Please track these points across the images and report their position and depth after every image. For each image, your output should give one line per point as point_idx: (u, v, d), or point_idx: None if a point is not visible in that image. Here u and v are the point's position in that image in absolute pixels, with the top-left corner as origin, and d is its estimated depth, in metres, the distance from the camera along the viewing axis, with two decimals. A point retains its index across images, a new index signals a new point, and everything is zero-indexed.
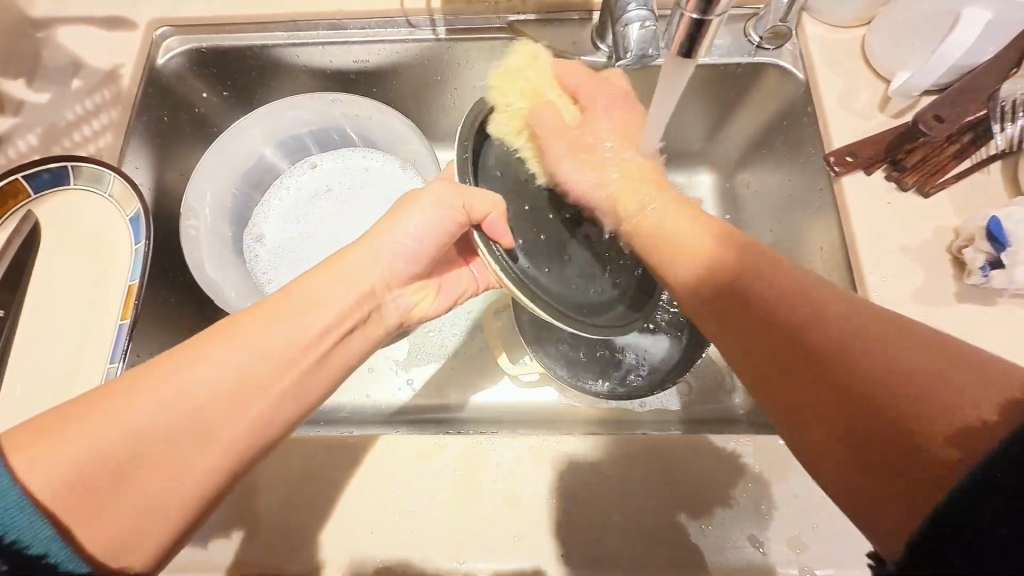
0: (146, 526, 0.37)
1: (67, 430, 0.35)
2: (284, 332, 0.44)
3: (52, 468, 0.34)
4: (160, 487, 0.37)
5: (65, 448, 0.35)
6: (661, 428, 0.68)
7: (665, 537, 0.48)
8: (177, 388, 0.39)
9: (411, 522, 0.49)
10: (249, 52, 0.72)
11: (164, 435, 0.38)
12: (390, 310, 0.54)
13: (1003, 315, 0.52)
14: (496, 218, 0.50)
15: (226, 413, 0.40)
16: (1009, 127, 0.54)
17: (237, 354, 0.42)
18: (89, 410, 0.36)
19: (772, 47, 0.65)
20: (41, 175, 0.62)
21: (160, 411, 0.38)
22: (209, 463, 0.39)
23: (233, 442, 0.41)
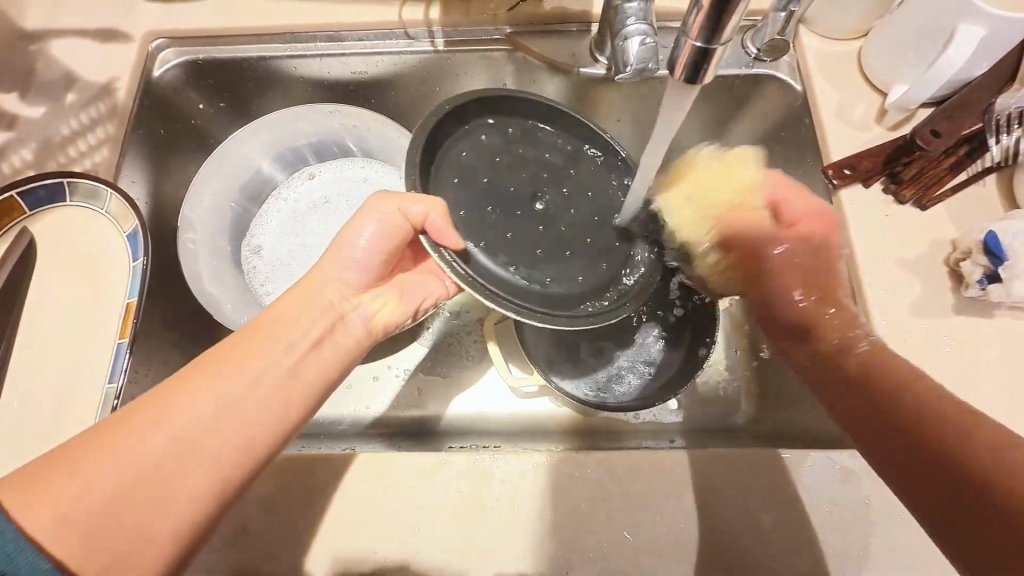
0: (145, 549, 0.37)
1: (63, 475, 0.36)
2: (273, 354, 0.46)
3: (48, 509, 0.35)
4: (156, 518, 0.38)
5: (58, 492, 0.36)
6: (657, 438, 0.68)
7: (668, 551, 0.48)
8: (168, 427, 0.40)
9: (414, 540, 0.49)
10: (246, 64, 0.71)
11: (154, 468, 0.38)
12: (357, 319, 0.54)
13: (1000, 328, 0.53)
14: (437, 218, 0.49)
15: (220, 435, 0.41)
16: (1004, 138, 0.54)
17: (220, 387, 0.43)
18: (83, 450, 0.38)
19: (769, 60, 0.65)
20: (36, 191, 0.61)
21: (159, 444, 0.39)
22: (202, 486, 0.40)
23: (227, 461, 0.41)
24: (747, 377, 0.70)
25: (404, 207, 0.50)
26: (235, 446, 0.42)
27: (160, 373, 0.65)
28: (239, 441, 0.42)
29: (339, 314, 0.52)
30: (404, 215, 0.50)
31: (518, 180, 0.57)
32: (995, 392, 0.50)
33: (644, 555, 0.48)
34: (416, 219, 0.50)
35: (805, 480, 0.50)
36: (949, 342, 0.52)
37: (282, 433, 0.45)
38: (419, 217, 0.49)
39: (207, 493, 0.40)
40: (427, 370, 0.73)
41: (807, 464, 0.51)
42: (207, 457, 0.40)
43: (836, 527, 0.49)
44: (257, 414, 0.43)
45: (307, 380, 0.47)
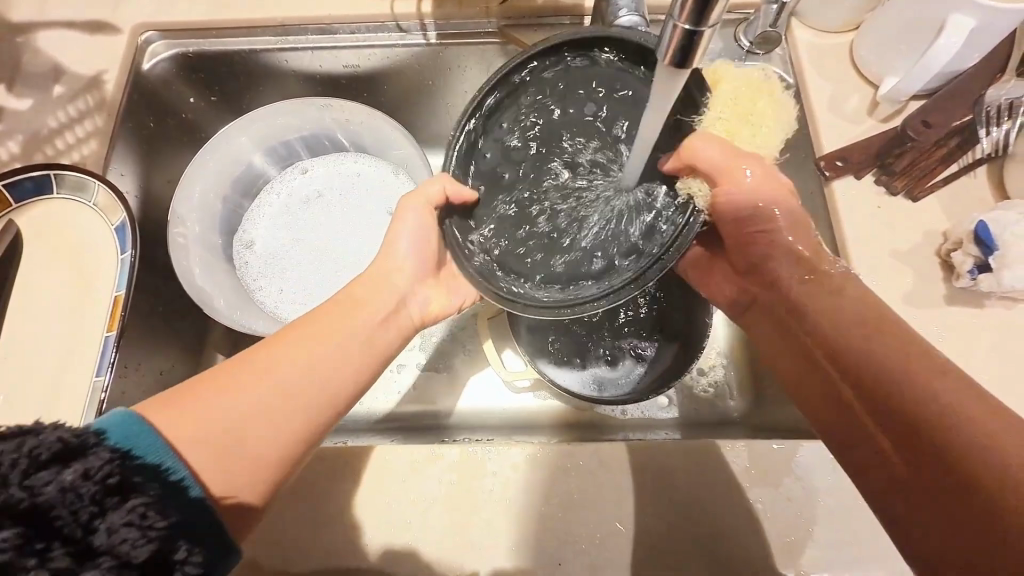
0: (248, 478, 0.39)
1: (189, 399, 0.39)
2: (360, 313, 0.49)
3: (184, 423, 0.38)
4: (263, 446, 0.40)
5: (188, 412, 0.39)
6: (646, 431, 0.68)
7: (659, 541, 0.48)
8: (280, 366, 0.43)
9: (407, 533, 0.49)
10: (237, 57, 0.71)
11: (262, 401, 0.41)
12: (414, 307, 0.55)
13: (991, 317, 0.53)
14: (453, 188, 0.49)
15: (319, 382, 0.44)
16: (994, 131, 0.55)
17: (317, 340, 0.46)
18: (219, 378, 0.41)
19: (762, 52, 0.64)
20: (23, 183, 0.61)
21: (272, 383, 0.42)
22: (301, 427, 0.42)
23: (320, 400, 0.44)
24: (740, 370, 0.70)
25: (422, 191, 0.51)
26: (325, 390, 0.44)
27: (150, 368, 0.65)
28: (330, 384, 0.44)
29: (399, 301, 0.53)
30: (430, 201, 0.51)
31: (529, 167, 0.51)
32: (987, 384, 0.50)
33: (634, 546, 0.48)
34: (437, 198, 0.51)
35: (797, 471, 0.50)
36: (941, 332, 0.52)
37: (364, 381, 0.47)
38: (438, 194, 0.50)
39: (304, 433, 0.43)
40: (422, 365, 0.73)
41: (799, 454, 0.51)
42: (305, 394, 0.43)
43: (829, 517, 0.48)
44: (346, 364, 0.46)
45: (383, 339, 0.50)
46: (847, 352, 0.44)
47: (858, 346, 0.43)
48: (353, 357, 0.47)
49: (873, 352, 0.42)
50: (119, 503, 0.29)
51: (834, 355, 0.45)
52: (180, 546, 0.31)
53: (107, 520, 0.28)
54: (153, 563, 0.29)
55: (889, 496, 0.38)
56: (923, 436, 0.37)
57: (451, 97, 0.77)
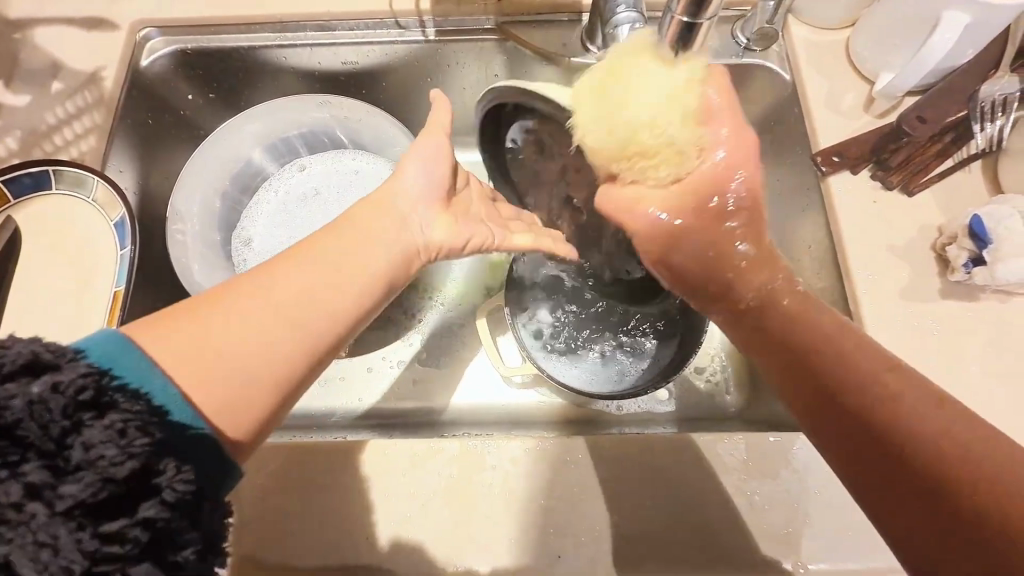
0: (246, 397, 0.36)
1: (174, 320, 0.36)
2: (362, 240, 0.45)
3: (170, 346, 0.35)
4: (260, 367, 0.37)
5: (175, 334, 0.36)
6: (642, 425, 0.68)
7: (656, 533, 0.49)
8: (275, 285, 0.40)
9: (407, 526, 0.49)
10: (236, 53, 0.71)
11: (252, 326, 0.37)
12: (417, 232, 0.50)
13: (985, 311, 0.53)
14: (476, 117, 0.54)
15: (315, 301, 0.40)
16: (988, 126, 0.56)
17: (312, 262, 0.42)
18: (210, 300, 0.38)
19: (760, 48, 0.65)
20: (21, 179, 0.61)
21: (265, 302, 0.39)
22: (302, 345, 0.39)
23: (316, 323, 0.40)
24: (737, 365, 0.71)
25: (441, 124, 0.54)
26: (325, 309, 0.41)
27: None
28: (325, 307, 0.41)
29: (407, 222, 0.49)
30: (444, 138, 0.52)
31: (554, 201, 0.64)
32: (981, 376, 0.51)
33: (633, 539, 0.48)
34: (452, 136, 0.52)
35: (794, 464, 0.51)
36: (936, 325, 0.53)
37: (366, 309, 0.44)
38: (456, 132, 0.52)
39: (306, 352, 0.39)
40: (422, 361, 0.73)
41: (796, 446, 0.51)
42: (300, 323, 0.39)
43: (827, 510, 0.49)
44: (346, 284, 0.42)
45: (385, 271, 0.45)
46: (823, 361, 0.39)
47: (848, 363, 0.38)
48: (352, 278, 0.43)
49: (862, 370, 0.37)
50: (95, 419, 0.28)
51: (815, 366, 0.39)
52: (168, 464, 0.30)
53: (82, 437, 0.28)
54: (136, 478, 0.29)
55: (882, 501, 0.35)
56: (923, 468, 0.33)
57: (449, 94, 0.77)
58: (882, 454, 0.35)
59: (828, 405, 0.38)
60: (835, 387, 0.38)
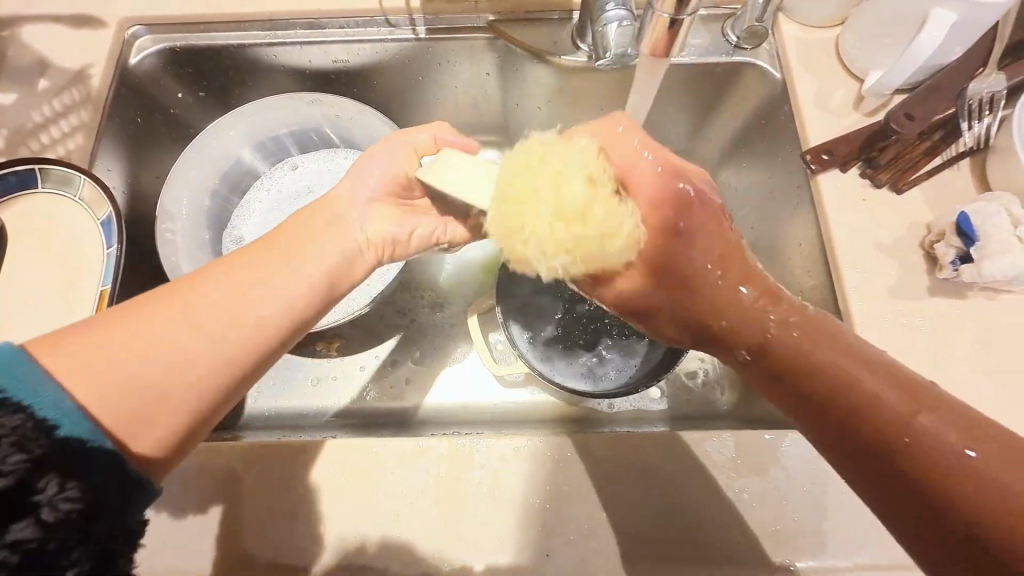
0: (153, 414, 0.38)
1: (92, 335, 0.38)
2: (286, 256, 0.47)
3: (71, 364, 0.37)
4: (172, 384, 0.39)
5: (80, 350, 0.37)
6: (635, 424, 0.68)
7: (645, 531, 0.48)
8: (189, 303, 0.41)
9: (396, 526, 0.49)
10: (225, 52, 0.70)
11: (172, 338, 0.40)
12: (355, 229, 0.52)
13: (973, 308, 0.53)
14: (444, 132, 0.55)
15: (229, 319, 0.42)
16: (975, 125, 0.56)
17: (231, 279, 0.44)
18: (119, 317, 0.40)
19: (750, 47, 0.65)
20: (7, 178, 0.60)
21: (175, 323, 0.40)
22: (213, 365, 0.41)
23: (233, 343, 0.42)
24: None
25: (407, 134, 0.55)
26: (242, 328, 0.43)
27: None
28: (242, 326, 0.42)
29: (343, 225, 0.51)
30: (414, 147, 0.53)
31: None
32: (969, 373, 0.51)
33: (624, 538, 0.48)
34: (427, 145, 0.54)
35: (783, 461, 0.51)
36: (923, 323, 0.53)
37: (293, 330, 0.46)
38: (430, 141, 0.54)
39: (218, 371, 0.41)
40: (415, 360, 0.73)
41: (786, 443, 0.51)
42: (222, 334, 0.42)
43: (816, 508, 0.49)
44: (266, 301, 0.44)
45: (313, 287, 0.47)
46: (816, 370, 0.39)
47: (839, 372, 0.38)
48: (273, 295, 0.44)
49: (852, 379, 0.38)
50: None
51: (812, 371, 0.39)
52: (49, 481, 0.31)
53: None
54: (11, 495, 0.29)
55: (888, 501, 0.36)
56: (923, 471, 0.34)
57: (440, 92, 0.77)
58: (875, 459, 0.36)
59: (825, 417, 0.39)
60: (829, 400, 0.38)
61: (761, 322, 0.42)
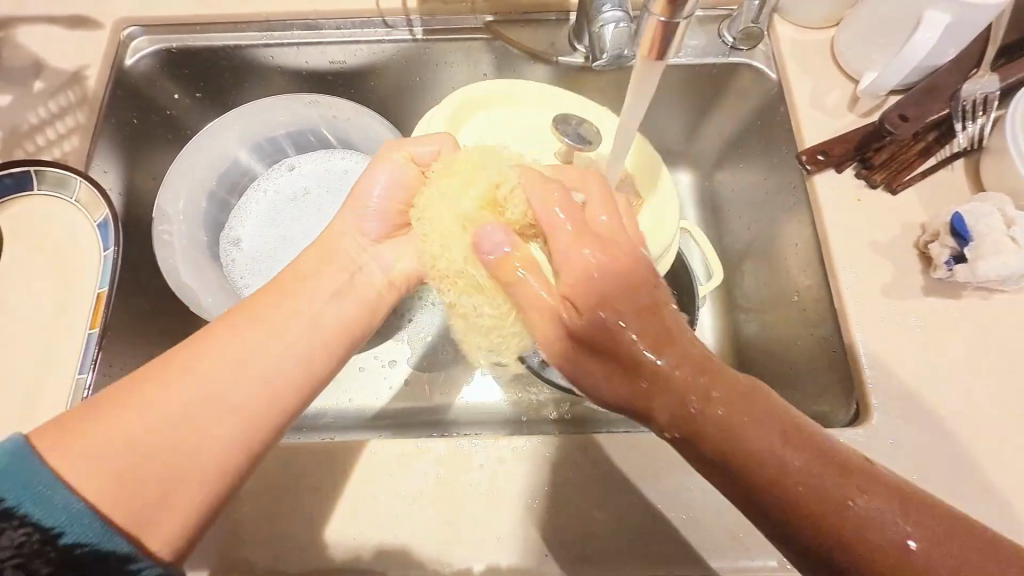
0: (170, 501, 0.38)
1: (97, 425, 0.37)
2: (292, 315, 0.47)
3: (80, 456, 0.36)
4: (188, 467, 0.39)
5: (90, 438, 0.37)
6: (630, 423, 0.67)
7: (642, 530, 0.49)
8: (199, 379, 0.41)
9: (395, 528, 0.49)
10: (221, 53, 0.70)
11: (179, 417, 0.39)
12: (374, 271, 0.53)
13: (966, 307, 0.54)
14: (450, 151, 0.53)
15: (245, 389, 0.42)
16: (969, 126, 0.56)
17: (242, 347, 0.43)
18: (124, 401, 0.39)
19: (746, 48, 0.66)
20: (3, 180, 0.60)
21: (186, 404, 0.40)
22: (231, 442, 0.41)
23: (251, 416, 0.42)
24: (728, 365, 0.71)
25: (414, 153, 0.54)
26: (258, 399, 0.42)
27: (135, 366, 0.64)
28: (258, 399, 0.42)
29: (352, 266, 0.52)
30: (418, 160, 0.54)
31: None
32: (962, 372, 0.51)
33: (621, 537, 0.49)
34: (430, 159, 0.54)
35: None
36: (918, 322, 0.53)
37: (309, 393, 0.46)
38: (433, 154, 0.54)
39: (234, 447, 0.41)
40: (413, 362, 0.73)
41: None
42: (228, 412, 0.41)
43: None
44: (277, 366, 0.44)
45: (323, 342, 0.47)
46: (781, 465, 0.36)
47: (800, 477, 0.35)
48: (285, 358, 0.44)
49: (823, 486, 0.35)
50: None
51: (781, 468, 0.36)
52: None
53: None
54: None
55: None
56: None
57: (438, 93, 0.77)
58: None
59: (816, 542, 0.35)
60: (803, 516, 0.35)
61: (718, 422, 0.37)
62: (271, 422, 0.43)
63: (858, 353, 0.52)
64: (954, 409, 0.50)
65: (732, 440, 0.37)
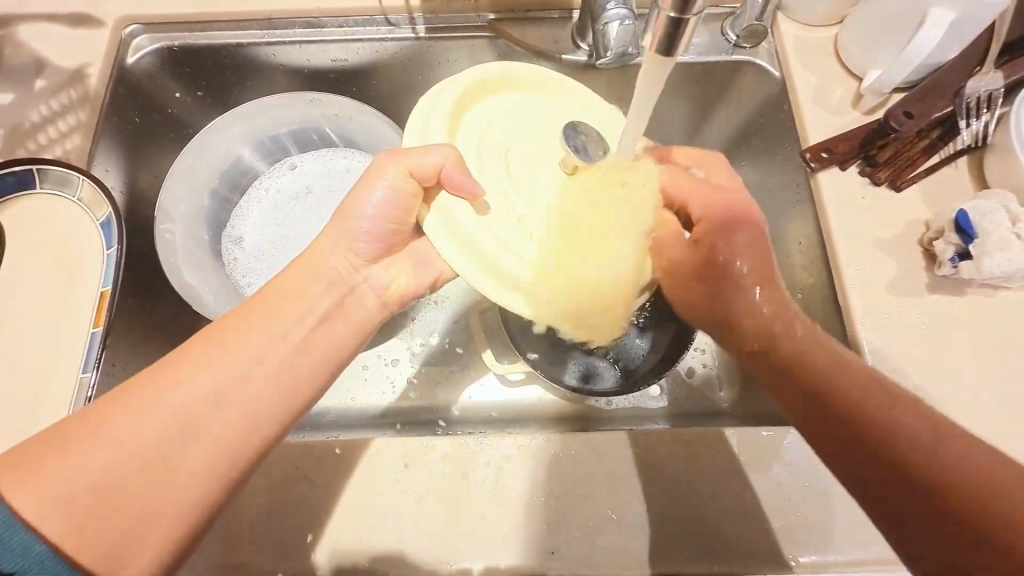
0: (145, 525, 0.37)
1: (67, 449, 0.36)
2: (269, 328, 0.46)
3: (48, 483, 0.35)
4: (160, 490, 0.38)
5: (58, 462, 0.36)
6: (632, 422, 0.69)
7: (650, 528, 0.49)
8: (171, 398, 0.40)
9: (402, 527, 0.49)
10: (223, 51, 0.70)
11: (144, 447, 0.38)
12: (371, 290, 0.55)
13: (971, 304, 0.54)
14: (453, 168, 0.48)
15: (221, 408, 0.42)
16: (973, 122, 0.56)
17: (217, 362, 0.43)
18: (92, 422, 0.38)
19: (749, 46, 0.66)
20: (5, 178, 0.60)
21: (158, 424, 0.39)
22: (207, 463, 0.40)
23: (232, 435, 0.42)
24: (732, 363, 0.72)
25: (413, 165, 0.49)
26: (236, 419, 0.42)
27: (138, 366, 0.64)
28: (238, 418, 0.42)
29: (345, 276, 0.53)
30: (417, 173, 0.50)
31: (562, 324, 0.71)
32: (968, 368, 0.51)
33: (627, 535, 0.48)
34: (430, 172, 0.49)
35: (785, 455, 0.51)
36: (923, 319, 0.53)
37: (293, 411, 0.46)
38: (434, 168, 0.49)
39: (211, 468, 0.40)
40: (418, 360, 0.73)
41: (787, 439, 0.52)
42: (205, 432, 0.40)
43: (818, 504, 0.49)
44: (252, 382, 0.43)
45: (305, 356, 0.47)
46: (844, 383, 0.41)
47: (855, 391, 0.41)
48: (260, 372, 0.44)
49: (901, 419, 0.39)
50: None
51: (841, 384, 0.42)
52: None
53: None
54: None
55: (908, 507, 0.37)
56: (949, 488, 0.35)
57: None
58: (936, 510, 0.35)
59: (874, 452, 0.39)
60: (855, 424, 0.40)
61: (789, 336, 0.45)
62: (251, 441, 0.42)
63: (863, 350, 0.52)
64: (959, 405, 0.50)
65: (801, 358, 0.44)
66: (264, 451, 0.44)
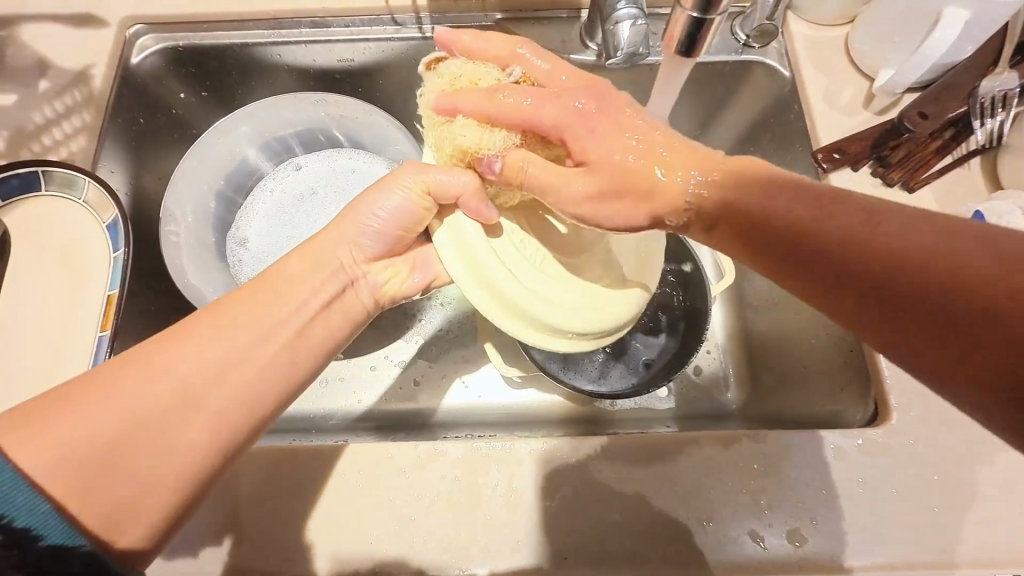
0: (143, 496, 0.37)
1: (73, 414, 0.36)
2: (269, 308, 0.45)
3: (50, 452, 0.34)
4: (159, 460, 0.38)
5: (55, 427, 0.35)
6: (643, 425, 0.68)
7: (662, 533, 0.48)
8: (174, 370, 0.40)
9: (413, 532, 0.48)
10: (228, 51, 0.69)
11: (138, 420, 0.37)
12: (366, 289, 0.54)
13: None
14: (471, 195, 0.46)
15: (220, 386, 0.41)
16: (988, 121, 0.56)
17: (223, 338, 0.42)
18: (87, 390, 0.37)
19: (759, 46, 0.65)
20: (9, 180, 0.59)
21: (160, 394, 0.38)
22: (205, 435, 0.40)
23: (235, 410, 0.41)
24: (740, 364, 0.72)
25: (431, 183, 0.48)
26: (240, 396, 0.42)
27: None
28: (242, 393, 0.42)
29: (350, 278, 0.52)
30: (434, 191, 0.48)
31: None
32: None
33: (638, 539, 0.48)
34: (447, 192, 0.48)
35: (796, 458, 0.51)
36: None
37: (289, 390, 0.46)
38: (453, 188, 0.47)
39: (207, 442, 0.40)
40: (428, 360, 0.72)
41: (799, 441, 0.51)
42: (202, 404, 0.40)
43: (831, 507, 0.49)
44: (253, 358, 0.43)
45: (308, 341, 0.47)
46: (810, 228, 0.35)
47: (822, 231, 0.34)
48: (263, 350, 0.44)
49: (911, 246, 0.31)
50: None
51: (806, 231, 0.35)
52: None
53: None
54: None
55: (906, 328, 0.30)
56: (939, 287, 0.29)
57: None
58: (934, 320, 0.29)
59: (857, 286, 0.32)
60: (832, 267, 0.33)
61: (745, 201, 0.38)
62: (251, 419, 0.43)
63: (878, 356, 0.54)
64: None
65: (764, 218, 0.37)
66: (259, 429, 0.44)
